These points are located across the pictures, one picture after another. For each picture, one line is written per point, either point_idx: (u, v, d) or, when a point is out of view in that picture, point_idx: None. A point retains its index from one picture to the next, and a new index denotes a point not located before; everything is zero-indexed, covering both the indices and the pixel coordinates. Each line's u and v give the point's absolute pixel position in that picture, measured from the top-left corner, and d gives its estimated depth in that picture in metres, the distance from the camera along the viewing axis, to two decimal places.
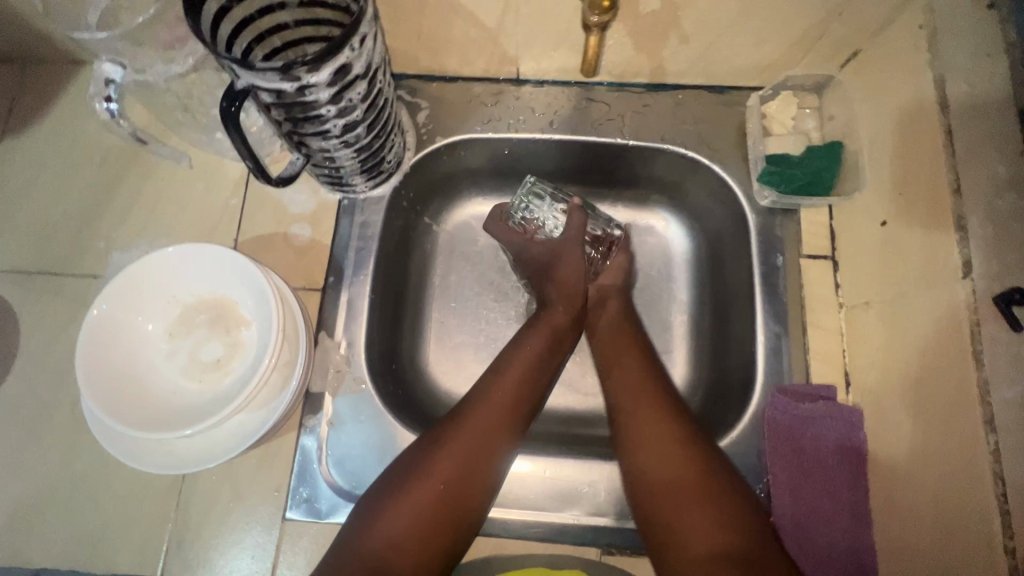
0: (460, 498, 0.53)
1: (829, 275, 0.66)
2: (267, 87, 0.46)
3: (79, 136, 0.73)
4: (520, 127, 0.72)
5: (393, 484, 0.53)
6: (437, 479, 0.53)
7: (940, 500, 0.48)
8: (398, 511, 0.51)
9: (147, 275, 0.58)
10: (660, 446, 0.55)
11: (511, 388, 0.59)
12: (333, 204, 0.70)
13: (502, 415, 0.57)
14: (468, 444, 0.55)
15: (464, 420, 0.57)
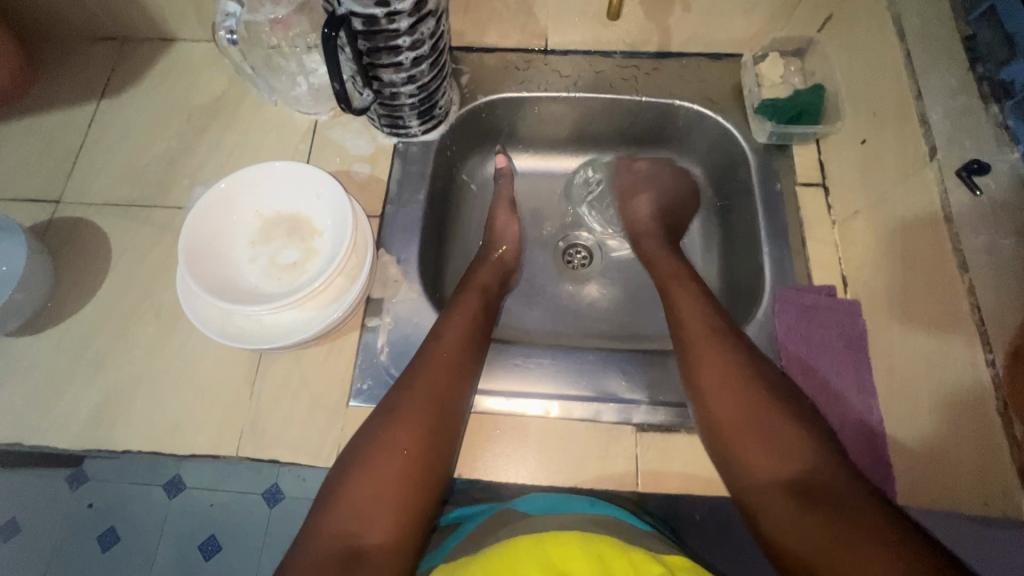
0: (422, 464, 0.57)
1: (821, 198, 0.76)
2: (361, 12, 0.58)
3: (170, 97, 0.85)
4: (550, 87, 0.84)
5: (355, 460, 0.56)
6: (399, 449, 0.57)
7: (933, 347, 0.56)
8: (363, 485, 0.54)
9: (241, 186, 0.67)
10: (748, 391, 0.58)
11: (453, 356, 0.64)
12: (389, 147, 0.81)
13: (445, 382, 0.62)
14: (416, 412, 0.59)
15: (410, 391, 0.61)
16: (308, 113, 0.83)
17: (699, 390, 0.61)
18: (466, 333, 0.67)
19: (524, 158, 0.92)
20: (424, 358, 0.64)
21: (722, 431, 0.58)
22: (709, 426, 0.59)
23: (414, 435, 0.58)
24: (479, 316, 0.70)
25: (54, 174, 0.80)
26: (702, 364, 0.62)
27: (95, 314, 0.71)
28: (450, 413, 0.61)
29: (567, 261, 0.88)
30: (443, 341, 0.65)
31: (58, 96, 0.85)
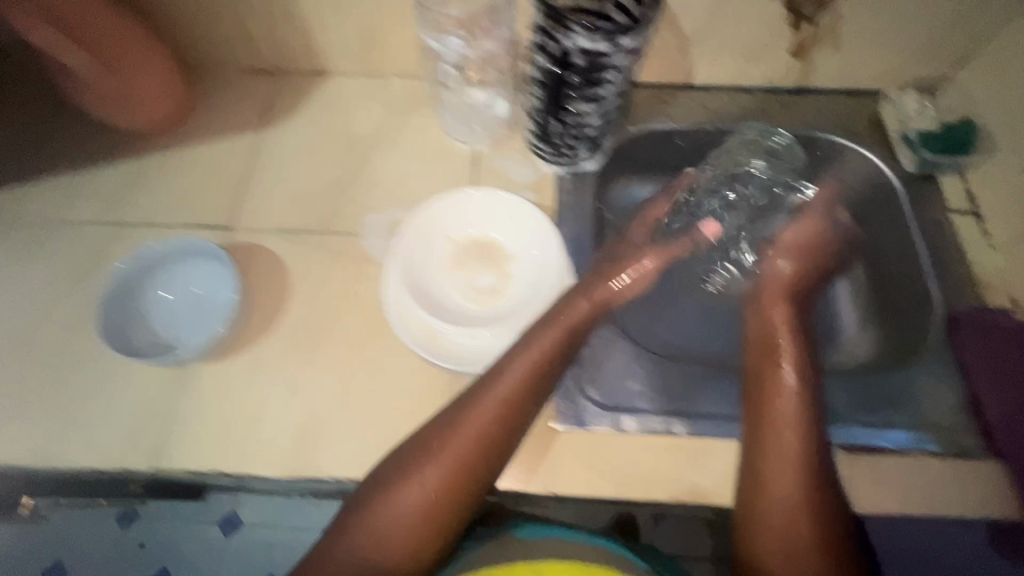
0: (418, 535, 0.55)
1: (976, 225, 0.79)
2: (588, 48, 0.61)
3: (329, 128, 0.87)
4: (696, 118, 0.89)
5: (378, 488, 0.57)
6: (387, 516, 0.55)
7: None
8: (400, 523, 0.55)
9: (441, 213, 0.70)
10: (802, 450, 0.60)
11: (522, 392, 0.60)
12: (552, 177, 0.83)
13: (477, 459, 0.57)
14: (427, 484, 0.56)
15: (433, 462, 0.57)
16: (468, 143, 0.85)
17: (773, 455, 0.60)
18: (529, 391, 0.60)
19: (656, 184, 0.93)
20: (457, 423, 0.58)
21: (753, 499, 0.59)
22: (749, 487, 0.60)
23: (421, 499, 0.55)
24: (558, 344, 0.63)
25: (223, 201, 0.81)
26: (780, 424, 0.62)
27: (284, 338, 0.71)
28: (474, 487, 0.57)
29: (704, 285, 0.90)
30: (504, 378, 0.60)
31: (219, 126, 0.87)
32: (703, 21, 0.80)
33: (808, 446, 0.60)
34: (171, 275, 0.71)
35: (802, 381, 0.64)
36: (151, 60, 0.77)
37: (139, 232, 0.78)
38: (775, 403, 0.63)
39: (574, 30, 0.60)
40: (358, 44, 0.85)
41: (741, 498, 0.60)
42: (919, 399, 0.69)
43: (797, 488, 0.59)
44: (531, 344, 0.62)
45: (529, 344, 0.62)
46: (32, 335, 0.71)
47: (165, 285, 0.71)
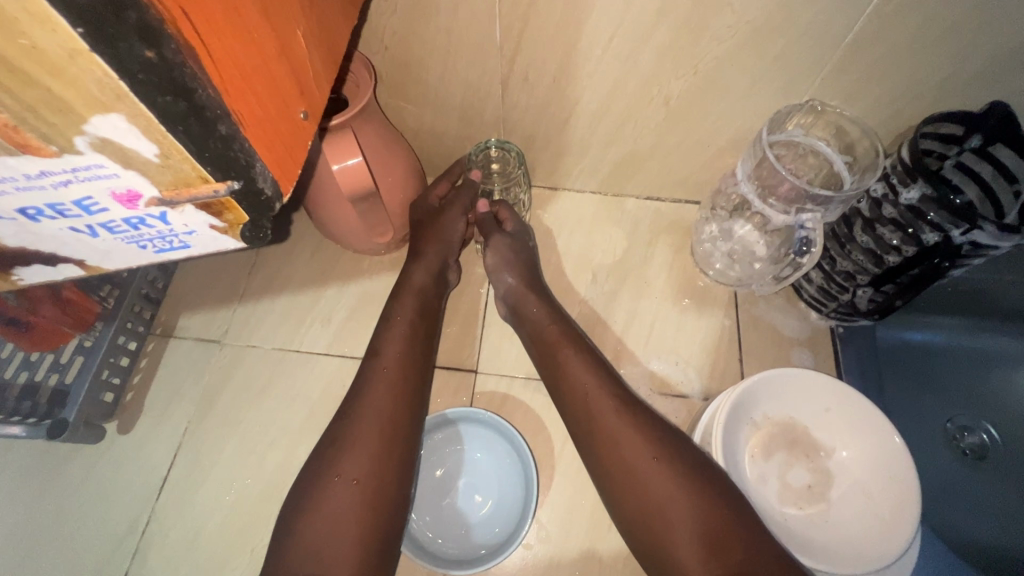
0: (371, 506, 0.49)
1: None
2: (985, 244, 0.53)
3: (569, 253, 0.80)
4: (978, 271, 0.80)
5: (317, 469, 0.51)
6: (347, 479, 0.49)
7: None
8: (328, 500, 0.48)
9: (751, 396, 0.60)
10: (646, 439, 0.51)
11: (393, 371, 0.57)
12: (826, 331, 0.74)
13: (398, 406, 0.55)
14: (370, 440, 0.51)
15: (331, 435, 0.53)
16: (726, 285, 0.77)
17: (627, 477, 0.50)
18: (394, 384, 0.56)
19: (930, 330, 0.85)
20: (362, 388, 0.56)
21: (659, 527, 0.47)
22: (642, 520, 0.48)
23: (361, 460, 0.50)
24: (415, 317, 0.62)
25: (462, 337, 0.73)
26: (624, 442, 0.51)
27: (559, 522, 0.63)
28: (399, 461, 0.52)
29: (960, 446, 0.79)
30: (382, 359, 0.58)
31: None
32: None
33: (692, 472, 0.49)
34: (472, 441, 0.66)
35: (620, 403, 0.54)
36: (410, 193, 0.69)
37: None
38: (603, 422, 0.53)
39: (977, 226, 0.52)
40: (612, 167, 0.77)
41: (645, 531, 0.48)
42: None
43: (699, 517, 0.46)
44: (421, 259, 0.67)
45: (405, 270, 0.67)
46: (276, 490, 0.64)
47: (456, 458, 0.65)
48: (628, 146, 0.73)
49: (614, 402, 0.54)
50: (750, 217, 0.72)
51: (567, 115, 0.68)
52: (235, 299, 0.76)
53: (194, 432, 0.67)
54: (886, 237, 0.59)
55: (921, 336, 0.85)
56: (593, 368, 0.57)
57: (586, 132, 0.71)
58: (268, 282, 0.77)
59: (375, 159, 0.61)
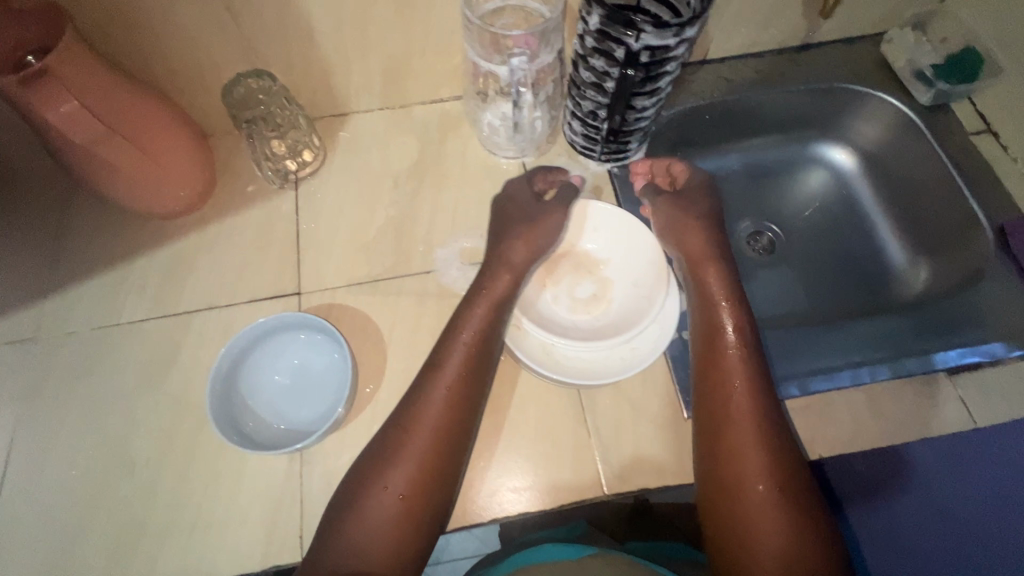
0: (420, 538, 0.55)
1: (995, 142, 0.85)
2: (656, 46, 0.62)
3: (370, 167, 0.84)
4: (720, 92, 0.91)
5: (372, 470, 0.57)
6: (393, 493, 0.55)
7: None
8: (375, 502, 0.55)
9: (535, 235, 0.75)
10: (744, 402, 0.61)
11: (452, 392, 0.60)
12: (605, 174, 0.83)
13: (447, 420, 0.59)
14: (423, 461, 0.57)
15: (400, 459, 0.57)
16: (516, 158, 0.85)
17: (724, 430, 0.60)
18: (454, 403, 0.60)
19: (697, 161, 0.98)
20: (418, 407, 0.59)
21: (737, 473, 0.58)
22: (724, 459, 0.59)
23: (407, 479, 0.56)
24: (484, 330, 0.63)
25: (282, 266, 0.77)
26: (735, 394, 0.62)
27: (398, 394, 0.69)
28: (445, 471, 0.58)
29: (753, 248, 0.94)
30: (442, 370, 0.61)
31: (249, 189, 0.81)
32: None
33: (773, 432, 0.60)
34: (295, 344, 0.68)
35: (748, 365, 0.63)
36: (175, 128, 0.72)
37: (204, 318, 0.73)
38: (729, 382, 0.62)
39: (640, 31, 0.61)
40: (383, 76, 0.82)
41: (718, 470, 0.59)
42: (1003, 312, 0.74)
43: (771, 469, 0.57)
44: (518, 239, 0.70)
45: (488, 280, 0.67)
46: (123, 454, 0.65)
47: (282, 366, 0.67)
48: (383, 50, 0.77)
49: (759, 368, 0.64)
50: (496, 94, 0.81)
51: (306, 29, 0.71)
52: (43, 298, 0.74)
53: (26, 430, 0.67)
54: (597, 66, 0.68)
55: (689, 165, 0.98)
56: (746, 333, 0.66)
57: (335, 45, 0.75)
58: (74, 270, 0.76)
59: (100, 99, 0.62)
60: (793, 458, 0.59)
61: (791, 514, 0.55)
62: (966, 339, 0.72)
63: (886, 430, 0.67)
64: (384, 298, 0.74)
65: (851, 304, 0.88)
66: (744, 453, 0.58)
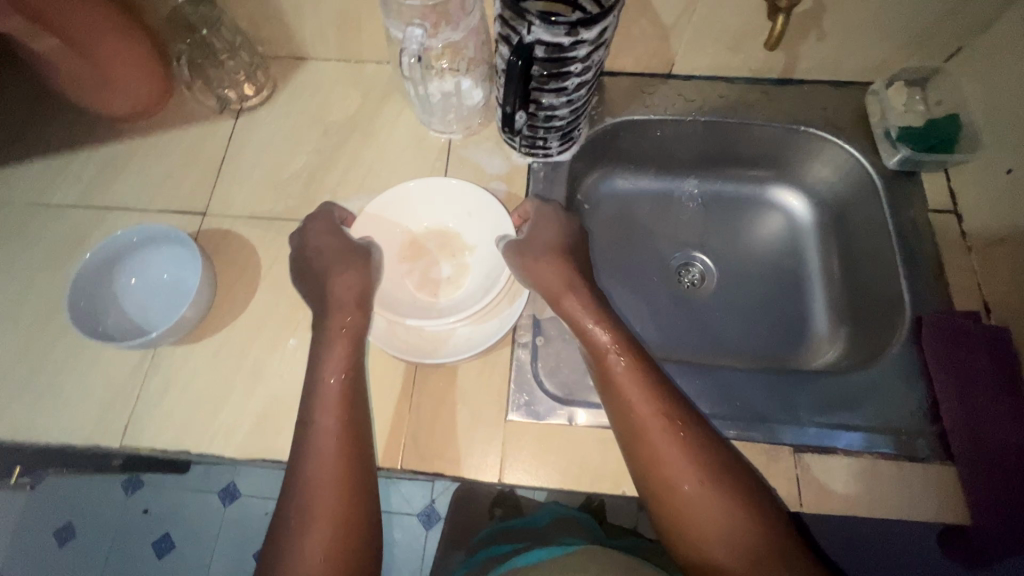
0: (356, 483, 0.59)
1: (956, 225, 0.77)
2: (549, 41, 0.60)
3: (307, 113, 0.87)
4: (674, 110, 0.87)
5: (292, 522, 0.56)
6: (317, 549, 0.55)
7: None
8: (308, 542, 0.55)
9: (383, 211, 0.76)
10: (646, 407, 0.61)
11: (337, 429, 0.60)
12: (524, 167, 0.83)
13: (340, 456, 0.59)
14: (329, 497, 0.57)
15: (316, 436, 0.60)
16: (444, 133, 0.85)
17: (642, 458, 0.60)
18: (345, 438, 0.60)
19: (642, 178, 0.95)
20: (307, 458, 0.59)
21: (671, 496, 0.58)
22: (658, 488, 0.59)
23: (326, 534, 0.56)
24: (351, 364, 0.65)
25: (197, 186, 0.82)
26: (637, 404, 0.61)
27: (253, 327, 0.73)
28: (363, 496, 0.59)
29: (680, 279, 0.91)
30: (318, 411, 0.62)
31: (193, 110, 0.87)
32: (686, 9, 0.77)
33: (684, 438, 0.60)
34: (172, 256, 0.74)
35: (639, 373, 0.63)
36: (127, 45, 0.75)
37: (118, 216, 0.80)
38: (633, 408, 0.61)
39: (531, 22, 0.59)
40: (336, 28, 0.84)
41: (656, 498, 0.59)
42: (884, 405, 0.68)
43: (695, 465, 0.58)
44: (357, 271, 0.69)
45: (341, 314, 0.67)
46: (11, 315, 0.74)
47: (152, 273, 0.73)
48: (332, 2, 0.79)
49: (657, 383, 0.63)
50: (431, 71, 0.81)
51: None
52: None
53: None
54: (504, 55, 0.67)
55: (632, 181, 0.95)
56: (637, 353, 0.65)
57: None
58: (26, 149, 0.84)
59: None
60: (713, 456, 0.59)
61: (734, 518, 0.56)
62: (832, 421, 0.67)
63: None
64: (274, 236, 0.78)
65: (757, 355, 0.84)
66: (666, 457, 0.59)
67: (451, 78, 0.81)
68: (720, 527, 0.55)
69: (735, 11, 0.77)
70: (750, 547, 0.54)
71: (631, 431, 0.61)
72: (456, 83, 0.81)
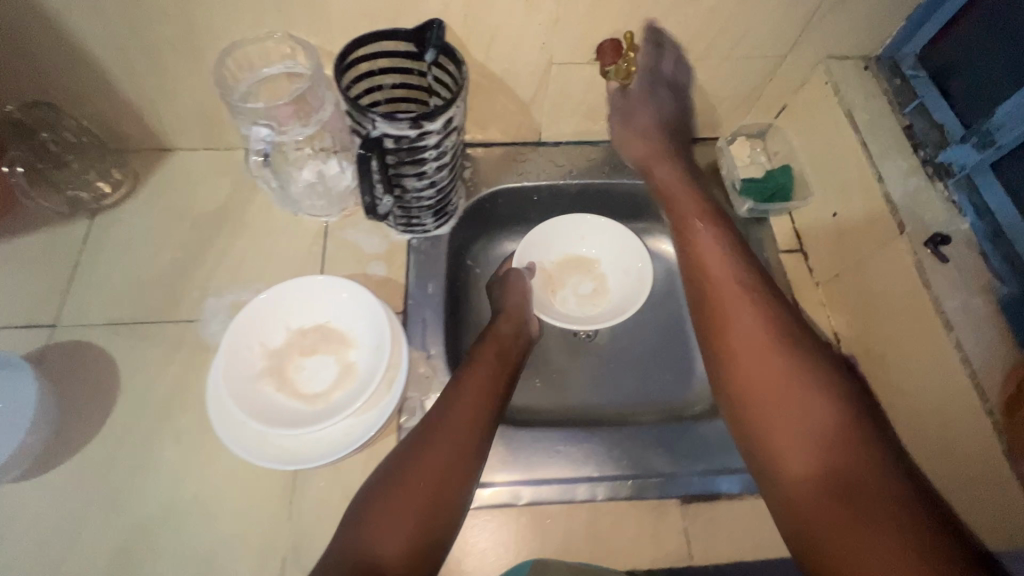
0: (472, 447, 0.63)
1: (803, 263, 0.85)
2: (395, 134, 0.62)
3: (173, 206, 0.84)
4: (545, 176, 0.91)
5: (371, 496, 0.59)
6: (389, 526, 0.56)
7: (929, 405, 0.64)
8: (386, 514, 0.57)
9: (236, 339, 0.66)
10: (752, 343, 0.61)
11: (476, 416, 0.65)
12: (403, 243, 0.83)
13: (457, 445, 0.62)
14: (435, 465, 0.60)
15: (451, 399, 0.66)
16: (320, 216, 0.84)
17: (727, 375, 0.62)
18: (478, 425, 0.64)
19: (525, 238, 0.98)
20: (432, 439, 0.62)
21: (771, 444, 0.56)
22: (738, 394, 0.60)
23: (405, 507, 0.57)
24: (497, 367, 0.72)
25: (47, 295, 0.76)
26: (744, 336, 0.62)
27: (109, 448, 0.67)
28: (461, 480, 0.60)
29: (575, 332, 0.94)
30: (468, 396, 0.67)
31: (40, 213, 0.81)
32: (539, 86, 0.81)
33: (785, 341, 0.60)
34: (6, 382, 0.67)
35: (755, 311, 0.64)
36: None
37: None
38: (726, 321, 0.65)
39: (374, 118, 0.60)
40: (197, 119, 0.82)
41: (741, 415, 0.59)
42: None
43: (810, 408, 0.55)
44: (508, 313, 0.81)
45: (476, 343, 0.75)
46: None
47: None
48: (184, 96, 0.77)
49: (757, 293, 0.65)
50: (296, 158, 0.83)
51: (93, 68, 0.71)
52: None
53: None
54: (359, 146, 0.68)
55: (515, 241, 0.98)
56: (748, 269, 0.69)
57: (130, 85, 0.75)
58: None
59: None
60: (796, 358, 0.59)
61: (823, 450, 0.52)
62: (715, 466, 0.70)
63: (594, 551, 0.66)
64: (136, 343, 0.73)
65: (646, 402, 0.88)
66: (756, 401, 0.58)
67: (315, 167, 0.83)
68: (820, 472, 0.52)
69: (584, 86, 0.82)
70: (826, 445, 0.53)
71: (732, 372, 0.62)
72: (320, 172, 0.83)
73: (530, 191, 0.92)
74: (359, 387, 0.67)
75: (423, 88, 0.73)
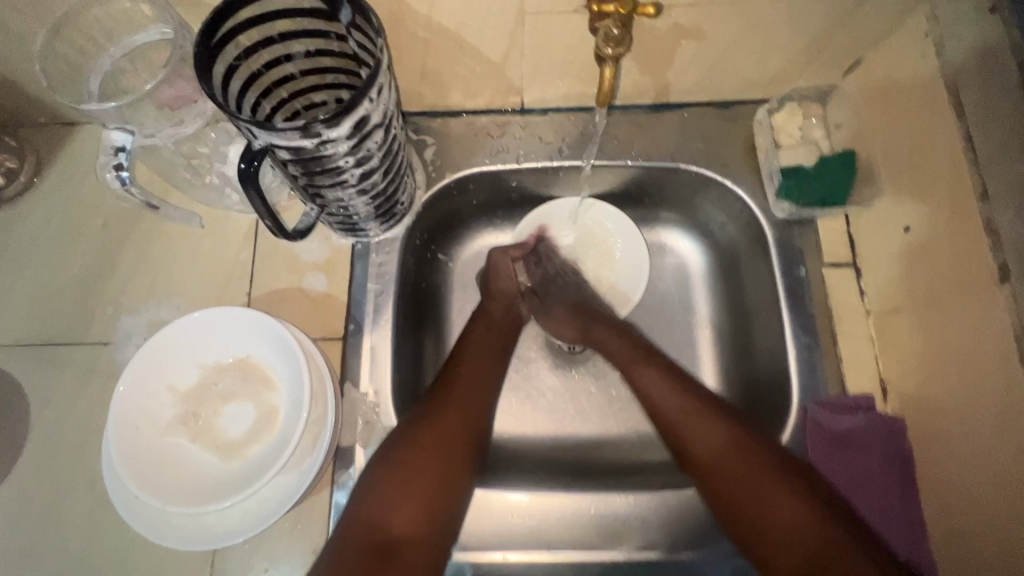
0: (471, 434, 0.58)
1: (854, 282, 0.65)
2: (286, 146, 0.46)
3: (80, 197, 0.71)
4: (528, 157, 0.71)
5: (370, 472, 0.54)
6: (396, 506, 0.52)
7: (986, 507, 0.50)
8: (386, 491, 0.53)
9: (134, 389, 0.57)
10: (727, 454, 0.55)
11: (476, 401, 0.60)
12: (346, 248, 0.68)
13: (458, 429, 0.58)
14: (435, 450, 0.55)
15: (457, 381, 0.61)
16: (248, 213, 0.69)
17: (686, 418, 0.58)
18: (475, 412, 0.59)
19: (506, 226, 0.80)
20: (428, 421, 0.57)
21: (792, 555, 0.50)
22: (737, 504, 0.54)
23: (410, 486, 0.53)
24: (498, 353, 0.66)
25: None
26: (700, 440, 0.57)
27: (21, 492, 0.61)
28: (462, 467, 0.56)
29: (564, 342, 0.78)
30: (467, 382, 0.61)
31: None
32: None
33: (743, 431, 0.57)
34: None
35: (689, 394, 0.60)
36: None
37: None
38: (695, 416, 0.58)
39: (253, 127, 0.44)
40: None
41: (692, 442, 0.58)
42: None
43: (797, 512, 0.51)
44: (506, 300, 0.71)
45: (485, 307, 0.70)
46: None
47: None
48: None
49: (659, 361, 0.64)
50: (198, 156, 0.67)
51: None
52: None
53: None
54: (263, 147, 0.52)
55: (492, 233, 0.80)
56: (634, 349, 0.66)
57: None
58: None
59: None
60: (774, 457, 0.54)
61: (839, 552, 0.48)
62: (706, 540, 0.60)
63: None
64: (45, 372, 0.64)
65: (643, 437, 0.73)
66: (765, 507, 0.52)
67: (216, 169, 0.67)
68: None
69: None
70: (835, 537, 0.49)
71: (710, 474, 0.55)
72: (223, 174, 0.67)
73: (508, 177, 0.73)
74: (278, 446, 0.57)
75: (348, 56, 0.54)
